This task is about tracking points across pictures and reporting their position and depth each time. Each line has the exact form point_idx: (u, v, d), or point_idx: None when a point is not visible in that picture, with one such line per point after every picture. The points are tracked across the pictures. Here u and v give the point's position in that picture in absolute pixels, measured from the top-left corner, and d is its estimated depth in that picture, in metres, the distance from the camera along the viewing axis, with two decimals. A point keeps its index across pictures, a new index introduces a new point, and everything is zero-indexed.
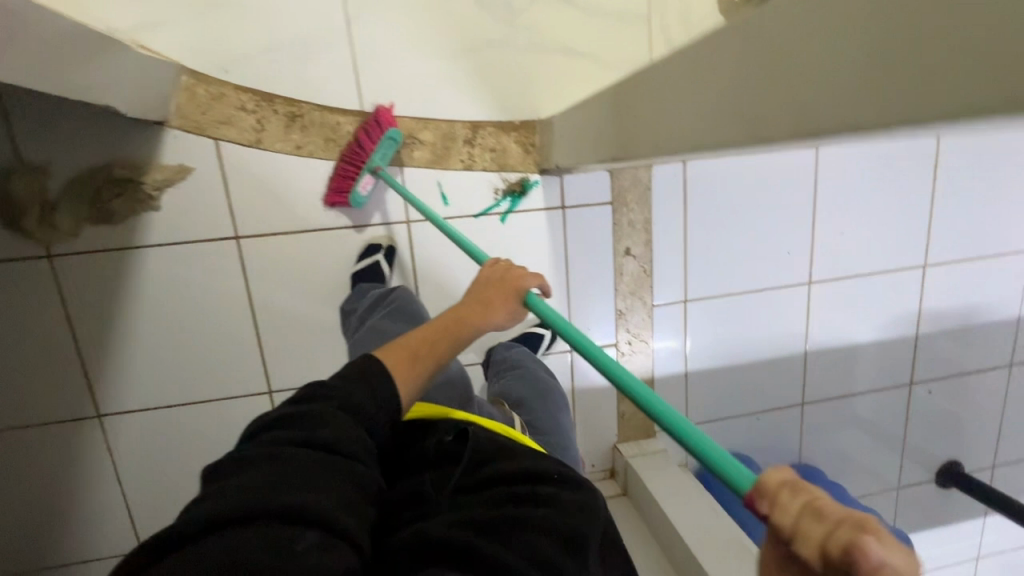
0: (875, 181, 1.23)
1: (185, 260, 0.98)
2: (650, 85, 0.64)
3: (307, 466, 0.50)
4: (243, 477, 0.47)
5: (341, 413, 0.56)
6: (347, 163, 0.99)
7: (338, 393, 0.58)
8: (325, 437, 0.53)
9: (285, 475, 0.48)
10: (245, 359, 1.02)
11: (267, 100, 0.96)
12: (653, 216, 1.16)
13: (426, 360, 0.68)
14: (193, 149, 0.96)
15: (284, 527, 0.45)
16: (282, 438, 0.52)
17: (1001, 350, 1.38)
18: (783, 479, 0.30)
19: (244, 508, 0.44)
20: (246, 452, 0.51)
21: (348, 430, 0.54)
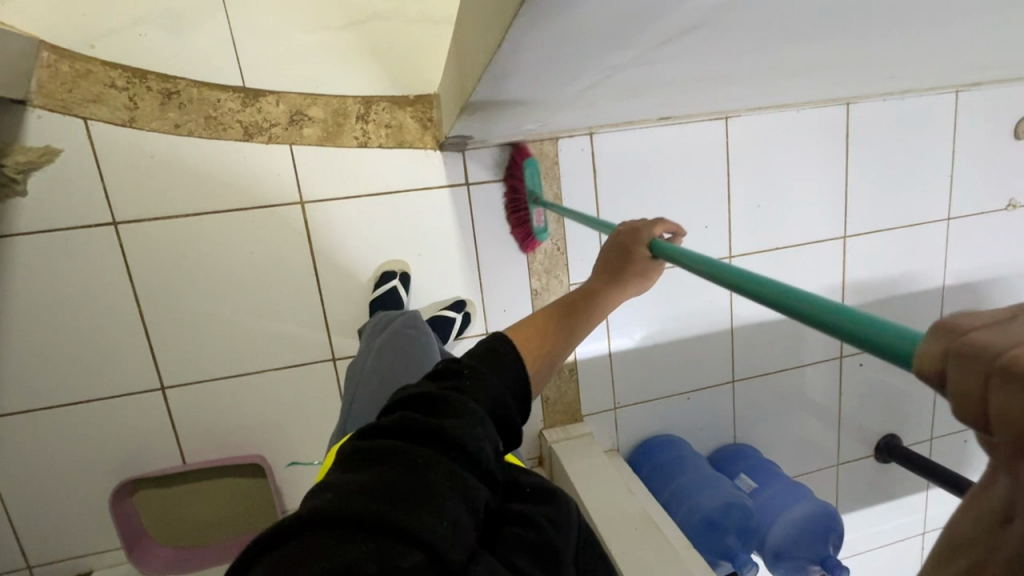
0: (792, 151, 1.22)
1: (62, 250, 0.94)
2: (462, 49, 0.61)
3: (434, 472, 0.43)
4: (377, 472, 0.42)
5: (476, 409, 0.50)
6: (514, 211, 1.08)
7: (472, 384, 0.52)
8: (456, 436, 0.46)
9: (414, 481, 0.42)
10: (137, 350, 1.00)
11: (139, 76, 0.91)
12: (564, 191, 1.11)
13: (558, 331, 0.65)
14: (58, 129, 0.90)
15: (401, 547, 0.38)
16: (414, 429, 0.46)
17: (924, 319, 1.41)
18: (942, 349, 0.23)
19: (374, 514, 0.39)
20: (378, 440, 0.46)
21: (477, 430, 0.48)
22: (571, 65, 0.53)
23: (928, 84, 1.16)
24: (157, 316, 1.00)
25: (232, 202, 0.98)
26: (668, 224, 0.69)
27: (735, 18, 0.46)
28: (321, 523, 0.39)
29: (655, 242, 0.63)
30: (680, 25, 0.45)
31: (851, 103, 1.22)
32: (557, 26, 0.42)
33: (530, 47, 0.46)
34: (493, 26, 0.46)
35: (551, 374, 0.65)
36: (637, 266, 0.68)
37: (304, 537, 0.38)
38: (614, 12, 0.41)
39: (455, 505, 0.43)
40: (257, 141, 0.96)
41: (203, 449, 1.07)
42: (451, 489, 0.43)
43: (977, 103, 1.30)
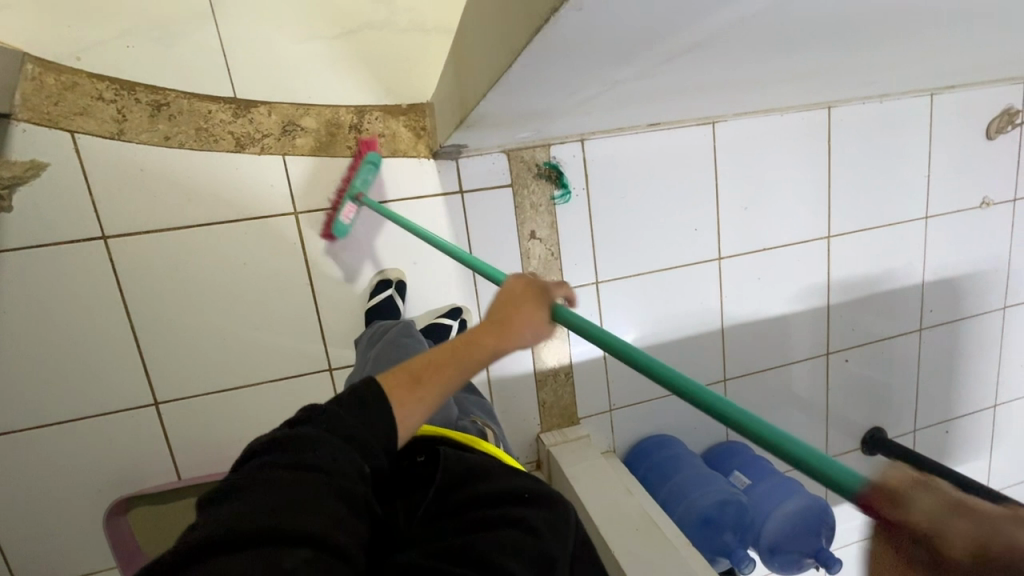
0: (778, 155, 1.25)
1: (49, 265, 0.92)
2: (462, 62, 0.62)
3: (301, 485, 0.46)
4: (239, 502, 0.45)
5: (334, 430, 0.52)
6: (334, 195, 1.00)
7: (329, 410, 0.54)
8: (317, 458, 0.49)
9: (283, 497, 0.45)
10: (129, 365, 0.99)
11: (127, 88, 0.90)
12: (558, 197, 1.12)
13: (435, 381, 0.58)
14: (45, 143, 0.88)
15: (280, 550, 0.41)
16: (275, 462, 0.48)
17: (907, 315, 1.46)
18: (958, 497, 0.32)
19: (235, 534, 0.41)
20: (240, 477, 0.48)
21: (340, 447, 0.51)
22: (572, 79, 0.55)
23: (905, 88, 1.20)
24: (149, 331, 0.98)
25: (225, 214, 0.97)
26: (566, 288, 0.66)
27: (733, 36, 0.48)
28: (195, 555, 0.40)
29: (558, 309, 0.60)
30: (680, 43, 0.47)
31: (833, 107, 1.26)
32: (562, 45, 0.43)
33: (533, 66, 0.47)
34: (499, 46, 0.47)
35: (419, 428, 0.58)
36: (536, 326, 0.62)
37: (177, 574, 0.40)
38: (618, 33, 0.42)
39: (324, 510, 0.45)
40: (249, 152, 0.96)
41: (198, 464, 1.06)
42: (323, 494, 0.46)
43: (952, 105, 1.35)
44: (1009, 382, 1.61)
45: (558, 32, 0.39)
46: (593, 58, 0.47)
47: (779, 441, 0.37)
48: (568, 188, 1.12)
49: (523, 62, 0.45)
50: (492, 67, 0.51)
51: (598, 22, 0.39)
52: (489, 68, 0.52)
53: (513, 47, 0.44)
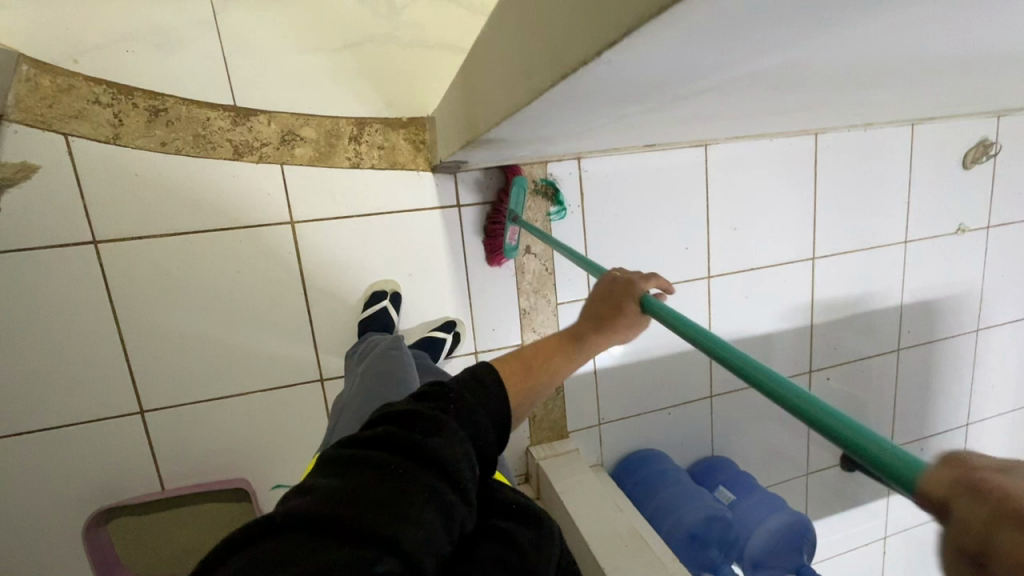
0: (766, 178, 1.29)
1: (36, 269, 0.90)
2: (472, 86, 0.63)
3: (415, 481, 0.45)
4: (355, 478, 0.44)
5: (457, 429, 0.52)
6: (494, 220, 1.08)
7: (457, 408, 0.55)
8: (435, 452, 0.48)
9: (392, 488, 0.44)
10: (116, 372, 0.97)
11: (125, 92, 0.89)
12: (553, 213, 1.14)
13: (542, 367, 0.70)
14: (37, 145, 0.87)
15: (374, 550, 0.39)
16: (396, 442, 0.48)
17: (885, 335, 1.50)
18: (944, 480, 0.27)
19: (345, 517, 0.40)
20: (359, 450, 0.48)
21: (457, 448, 0.50)
22: (582, 112, 0.56)
23: (888, 118, 1.25)
24: (139, 338, 0.97)
25: (221, 222, 0.96)
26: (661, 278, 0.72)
27: (742, 80, 0.50)
28: (300, 524, 0.40)
29: (648, 299, 0.65)
30: (691, 86, 0.49)
31: (819, 134, 1.30)
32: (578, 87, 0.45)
33: (550, 103, 0.48)
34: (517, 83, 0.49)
35: (533, 407, 0.70)
36: (627, 319, 0.72)
37: (277, 541, 0.39)
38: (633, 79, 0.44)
39: (429, 514, 0.44)
40: (247, 160, 0.95)
41: (182, 474, 1.04)
42: (430, 500, 0.45)
43: (931, 136, 1.41)
44: (981, 403, 1.67)
45: (578, 79, 0.40)
46: (606, 95, 0.49)
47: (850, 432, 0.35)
48: (563, 206, 1.14)
49: (542, 100, 0.46)
50: (508, 99, 0.52)
51: (614, 68, 0.40)
52: (504, 100, 0.53)
53: (533, 86, 0.45)
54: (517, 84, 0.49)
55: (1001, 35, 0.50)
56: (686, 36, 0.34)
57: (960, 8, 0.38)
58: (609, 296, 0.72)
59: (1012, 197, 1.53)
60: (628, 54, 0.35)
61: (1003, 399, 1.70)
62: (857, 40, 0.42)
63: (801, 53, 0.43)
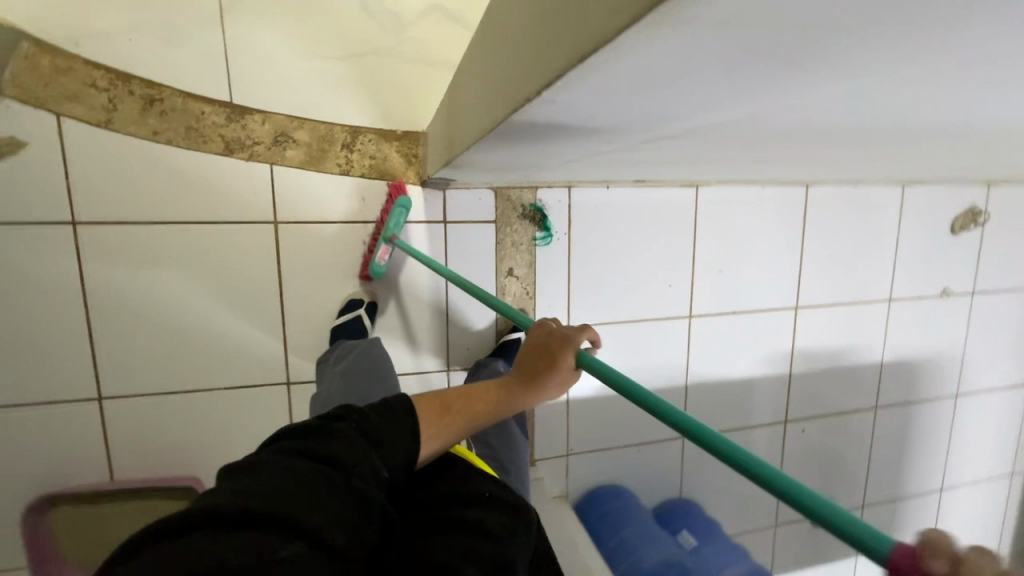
0: (755, 223, 1.30)
1: (9, 243, 0.89)
2: (456, 108, 0.64)
3: (315, 477, 0.46)
4: (253, 479, 0.45)
5: (358, 432, 0.53)
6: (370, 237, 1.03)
7: (361, 415, 0.55)
8: (336, 449, 0.49)
9: (291, 483, 0.45)
10: (78, 356, 0.95)
11: (122, 79, 0.89)
12: (538, 238, 1.14)
13: (460, 411, 0.62)
14: (27, 122, 0.87)
15: (278, 537, 0.41)
16: (296, 446, 0.49)
17: (865, 392, 1.50)
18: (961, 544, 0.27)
19: (242, 510, 0.41)
20: (259, 457, 0.48)
21: (358, 444, 0.51)
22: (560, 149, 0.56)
23: (879, 176, 1.27)
24: (105, 324, 0.96)
25: (204, 216, 0.96)
26: (591, 329, 0.67)
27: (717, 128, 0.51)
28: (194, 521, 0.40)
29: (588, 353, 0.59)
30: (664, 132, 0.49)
31: (811, 185, 1.32)
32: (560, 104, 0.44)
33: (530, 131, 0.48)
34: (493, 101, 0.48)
35: (438, 455, 0.61)
36: (560, 375, 0.64)
37: (172, 540, 0.39)
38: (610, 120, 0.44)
39: (331, 503, 0.45)
40: (237, 157, 0.96)
41: (133, 467, 1.01)
42: (334, 491, 0.46)
43: (922, 198, 1.43)
44: (956, 469, 1.66)
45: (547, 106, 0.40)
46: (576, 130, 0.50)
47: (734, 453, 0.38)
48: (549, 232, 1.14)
49: (511, 129, 0.47)
50: (481, 126, 0.53)
51: (579, 105, 0.40)
52: (478, 126, 0.54)
53: (501, 115, 0.46)
54: (489, 113, 0.50)
55: (972, 105, 0.51)
56: (648, 76, 0.34)
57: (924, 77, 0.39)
58: (540, 347, 0.65)
59: (999, 266, 1.55)
60: (596, 89, 0.36)
61: (979, 467, 1.69)
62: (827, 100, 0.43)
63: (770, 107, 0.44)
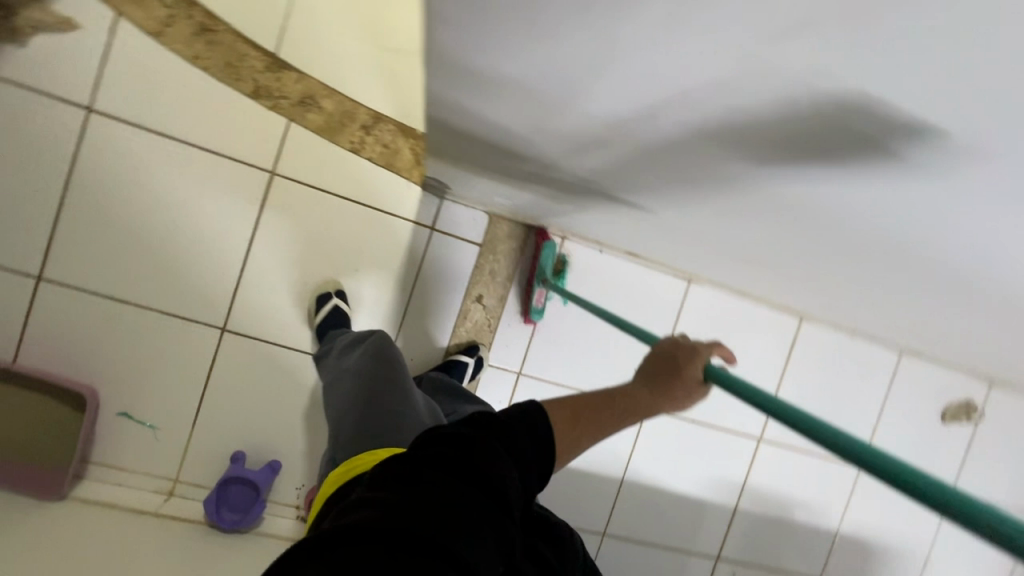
0: (736, 337, 1.26)
1: (25, 107, 0.93)
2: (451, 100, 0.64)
3: (472, 499, 0.42)
4: (408, 497, 0.41)
5: (510, 452, 0.48)
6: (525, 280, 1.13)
7: (509, 431, 0.50)
8: (488, 472, 0.45)
9: (449, 508, 0.40)
10: (37, 231, 0.96)
11: (188, 3, 0.96)
12: (516, 275, 1.13)
13: (593, 422, 0.58)
14: (87, 8, 0.93)
15: (450, 560, 0.38)
16: (446, 459, 0.45)
17: (811, 556, 1.37)
18: None
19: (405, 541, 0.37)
20: (409, 469, 0.44)
21: (509, 471, 0.46)
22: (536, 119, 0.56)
23: (875, 330, 1.22)
24: (76, 209, 0.96)
25: (208, 145, 0.99)
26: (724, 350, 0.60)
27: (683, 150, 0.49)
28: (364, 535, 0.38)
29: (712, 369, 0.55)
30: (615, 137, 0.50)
31: (804, 319, 1.29)
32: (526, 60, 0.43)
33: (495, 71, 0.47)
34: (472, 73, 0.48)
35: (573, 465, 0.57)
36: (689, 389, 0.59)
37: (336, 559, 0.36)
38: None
39: (487, 532, 0.41)
40: (261, 102, 1.00)
41: (41, 357, 0.98)
42: (490, 513, 0.42)
43: (917, 372, 1.37)
44: None
45: None
46: None
47: (909, 477, 0.34)
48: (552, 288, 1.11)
49: None
50: None
51: None
52: None
53: None
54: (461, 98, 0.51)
55: (940, 236, 0.49)
56: None
57: (872, 154, 0.37)
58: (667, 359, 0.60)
59: (985, 471, 1.44)
60: None
61: None
62: (778, 148, 0.42)
63: (707, 139, 0.43)
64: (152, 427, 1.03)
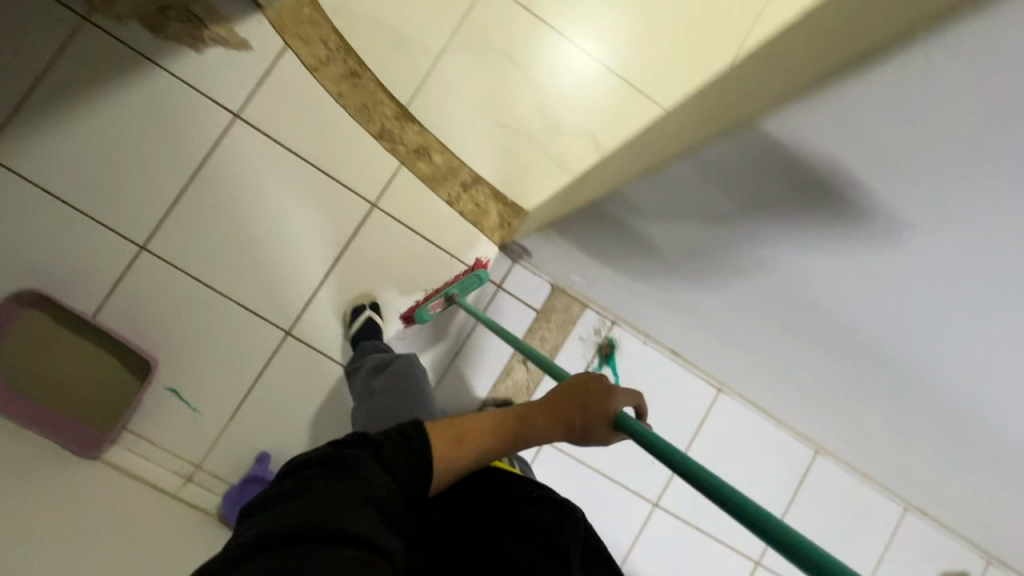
0: (752, 454, 1.30)
1: (184, 103, 1.05)
2: None
3: (339, 494, 0.48)
4: (287, 505, 0.47)
5: (378, 455, 0.53)
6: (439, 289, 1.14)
7: (376, 440, 0.55)
8: (358, 470, 0.50)
9: (322, 499, 0.47)
10: (154, 207, 1.04)
11: (346, 50, 1.10)
12: (563, 346, 1.20)
13: (477, 443, 0.60)
14: (263, 36, 1.07)
15: (328, 546, 0.44)
16: (317, 470, 0.50)
17: None
18: None
19: (287, 534, 0.44)
20: (288, 485, 0.50)
21: (378, 471, 0.52)
22: None
23: (886, 479, 1.26)
24: (196, 197, 1.06)
25: (327, 169, 1.10)
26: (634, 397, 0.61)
27: None
28: (251, 553, 0.43)
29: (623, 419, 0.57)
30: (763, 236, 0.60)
31: (819, 452, 1.33)
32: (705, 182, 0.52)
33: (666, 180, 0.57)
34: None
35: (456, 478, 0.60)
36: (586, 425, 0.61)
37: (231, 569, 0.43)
38: None
39: (365, 512, 0.47)
40: (382, 144, 1.12)
41: (116, 320, 1.03)
42: (362, 501, 0.48)
43: (919, 531, 1.39)
44: None
45: None
46: None
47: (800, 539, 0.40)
48: (602, 366, 1.21)
49: None
50: None
51: None
52: None
53: None
54: None
55: None
56: None
57: None
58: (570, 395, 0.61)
59: None
60: None
61: None
62: None
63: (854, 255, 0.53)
64: (195, 410, 1.06)
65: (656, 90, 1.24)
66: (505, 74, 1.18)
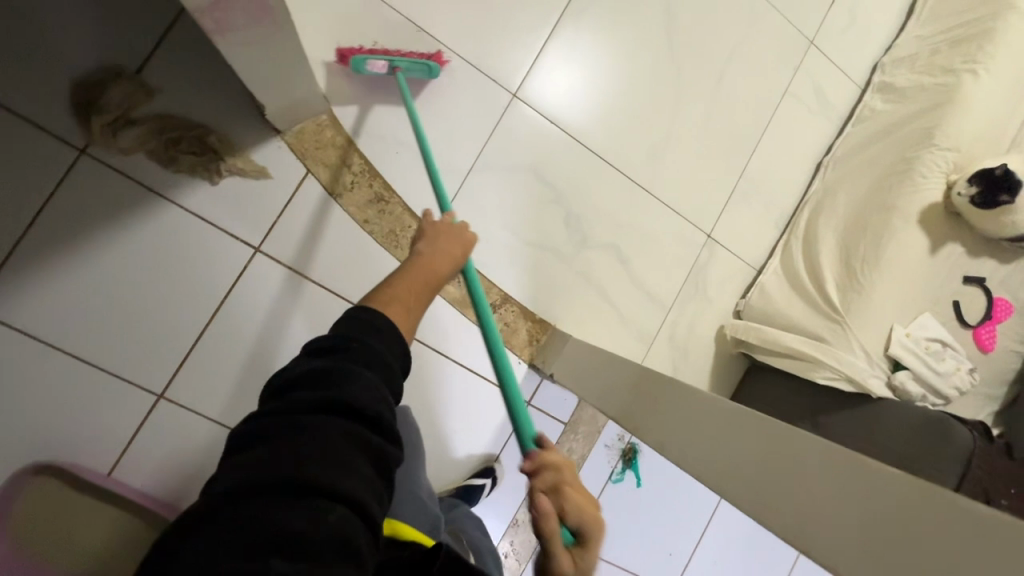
0: (759, 540, 1.38)
1: (199, 237, 0.98)
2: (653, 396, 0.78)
3: (333, 432, 0.41)
4: (266, 447, 0.39)
5: (369, 371, 0.47)
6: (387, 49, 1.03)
7: (364, 347, 0.48)
8: (350, 396, 0.43)
9: (311, 441, 0.39)
10: (170, 350, 0.98)
11: (371, 173, 1.06)
12: (589, 456, 1.23)
13: (420, 305, 0.61)
14: (284, 163, 1.01)
15: (318, 503, 0.37)
16: (300, 399, 0.42)
17: None
18: None
19: (270, 481, 0.37)
20: (264, 416, 0.42)
21: (374, 391, 0.45)
22: None
23: None
24: (215, 337, 0.99)
25: (356, 301, 1.06)
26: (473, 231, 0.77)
27: None
28: (231, 502, 0.36)
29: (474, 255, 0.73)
30: None
31: None
32: None
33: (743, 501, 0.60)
34: None
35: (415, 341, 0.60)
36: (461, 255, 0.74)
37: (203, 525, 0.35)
38: None
39: (360, 460, 0.41)
40: None
41: (134, 473, 0.96)
42: (359, 444, 0.41)
43: None
44: None
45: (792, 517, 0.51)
46: None
47: None
48: (626, 471, 1.26)
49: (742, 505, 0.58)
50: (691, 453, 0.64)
51: None
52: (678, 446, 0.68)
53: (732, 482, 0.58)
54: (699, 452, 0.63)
55: None
56: None
57: None
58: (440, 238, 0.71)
59: None
60: None
61: None
62: None
63: None
64: None
65: (675, 197, 1.27)
66: (531, 190, 1.16)
